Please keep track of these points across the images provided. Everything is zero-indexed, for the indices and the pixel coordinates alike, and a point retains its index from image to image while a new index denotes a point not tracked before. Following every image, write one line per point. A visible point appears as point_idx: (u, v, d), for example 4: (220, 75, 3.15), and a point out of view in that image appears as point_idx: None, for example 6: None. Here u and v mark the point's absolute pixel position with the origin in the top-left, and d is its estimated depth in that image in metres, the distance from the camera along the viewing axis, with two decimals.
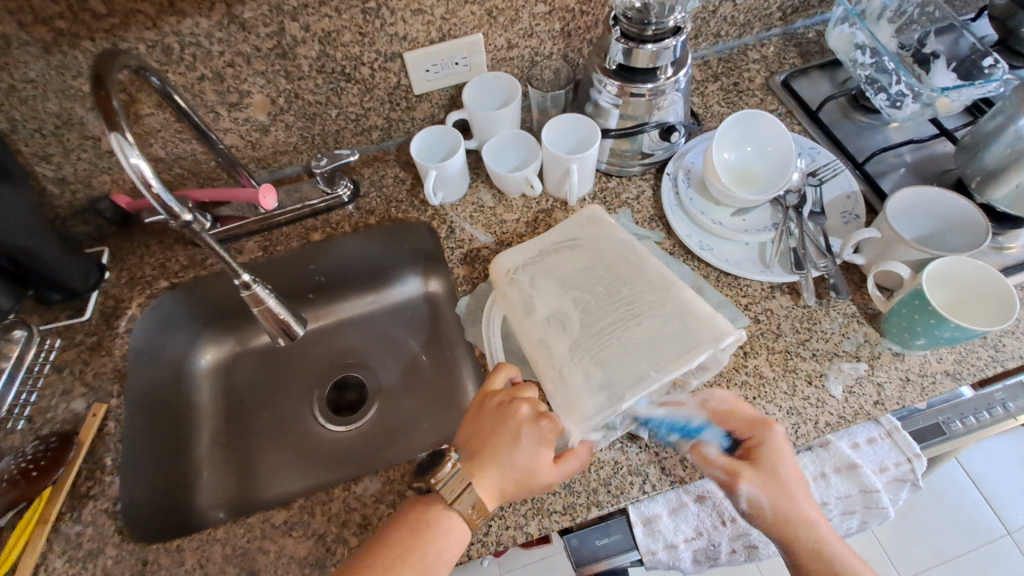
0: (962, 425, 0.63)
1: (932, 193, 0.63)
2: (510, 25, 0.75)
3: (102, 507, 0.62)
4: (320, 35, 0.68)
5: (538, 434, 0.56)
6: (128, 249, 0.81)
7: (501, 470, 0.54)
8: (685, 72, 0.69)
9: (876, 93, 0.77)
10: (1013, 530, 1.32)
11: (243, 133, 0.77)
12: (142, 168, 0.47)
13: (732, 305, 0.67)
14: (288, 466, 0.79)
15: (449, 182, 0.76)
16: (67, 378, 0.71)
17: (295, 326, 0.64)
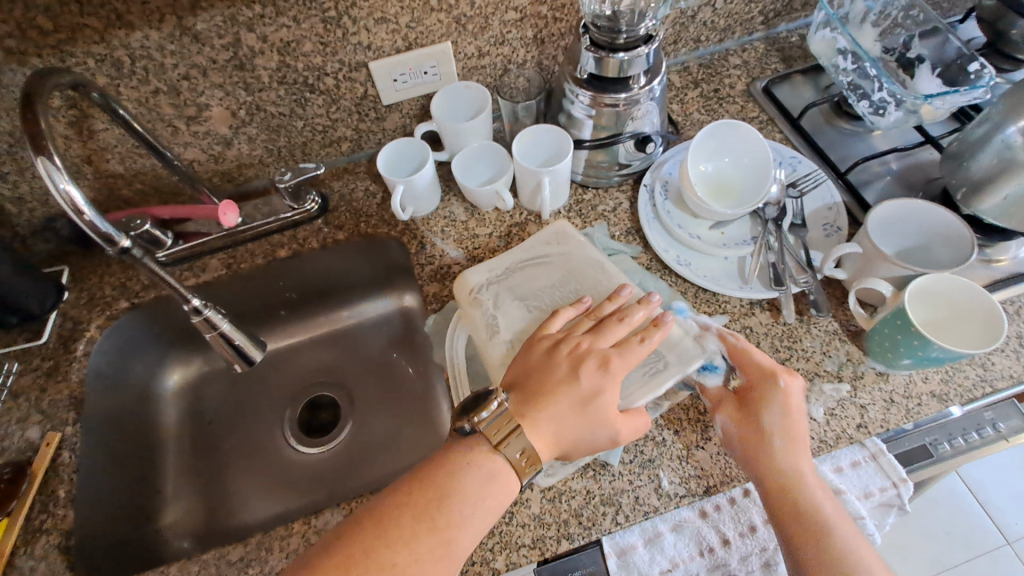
0: (950, 447, 0.59)
1: (915, 205, 0.60)
2: (480, 33, 0.72)
3: (54, 543, 0.60)
4: (279, 46, 0.65)
5: (494, 466, 0.50)
6: (90, 268, 0.78)
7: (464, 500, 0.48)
8: (659, 80, 0.66)
9: (858, 100, 0.74)
10: (1011, 540, 1.29)
11: (205, 147, 0.74)
12: (72, 194, 0.45)
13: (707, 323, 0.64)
14: (258, 491, 0.76)
15: (419, 196, 0.73)
16: (23, 405, 0.68)
17: (253, 351, 0.62)
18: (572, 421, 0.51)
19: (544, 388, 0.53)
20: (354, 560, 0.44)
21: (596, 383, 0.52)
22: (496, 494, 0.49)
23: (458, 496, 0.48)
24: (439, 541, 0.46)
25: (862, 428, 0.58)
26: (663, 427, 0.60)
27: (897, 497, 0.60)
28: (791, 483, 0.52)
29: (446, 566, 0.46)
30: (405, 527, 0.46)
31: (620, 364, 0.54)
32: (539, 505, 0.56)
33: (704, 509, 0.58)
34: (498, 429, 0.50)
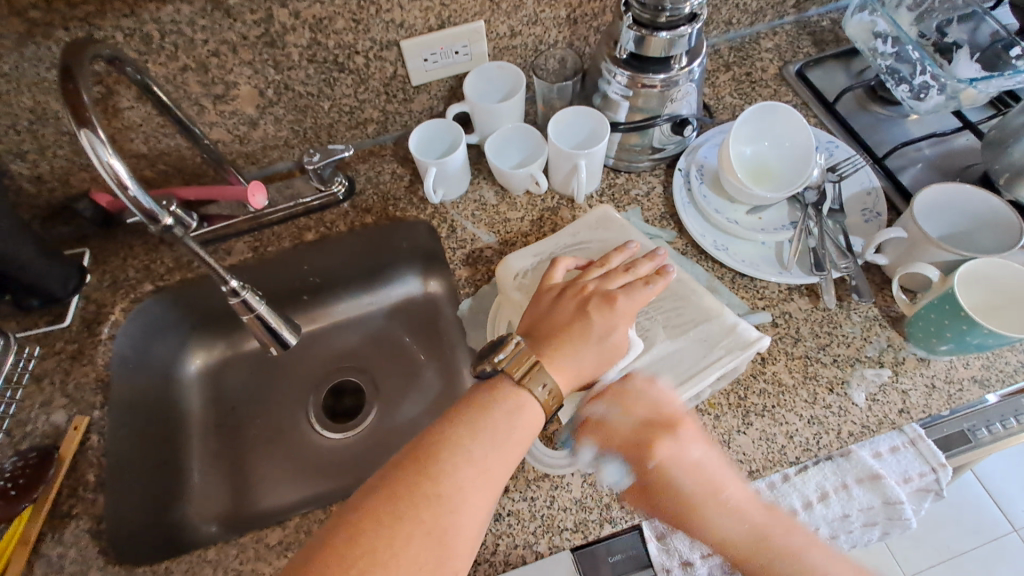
0: (989, 433, 0.59)
1: (962, 191, 0.60)
2: (514, 12, 0.70)
3: (85, 528, 0.58)
4: (311, 22, 0.64)
5: (514, 403, 0.49)
6: (112, 250, 0.77)
7: (489, 435, 0.47)
8: (699, 62, 0.65)
9: (897, 84, 0.73)
10: (1020, 527, 1.31)
11: (231, 127, 0.72)
12: (118, 169, 0.44)
13: (746, 307, 0.64)
14: (283, 476, 0.76)
15: (450, 179, 0.72)
16: (47, 388, 0.67)
17: (286, 333, 0.61)
18: (587, 353, 0.53)
19: (558, 329, 0.54)
20: (398, 500, 0.43)
21: (607, 319, 0.54)
22: (526, 427, 0.49)
23: (489, 427, 0.48)
24: (478, 473, 0.46)
25: (904, 414, 0.58)
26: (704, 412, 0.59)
27: (934, 482, 0.61)
28: (746, 545, 0.50)
29: (484, 492, 0.46)
30: (444, 462, 0.45)
31: (626, 301, 0.55)
32: (580, 489, 0.56)
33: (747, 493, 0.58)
34: (518, 363, 0.51)
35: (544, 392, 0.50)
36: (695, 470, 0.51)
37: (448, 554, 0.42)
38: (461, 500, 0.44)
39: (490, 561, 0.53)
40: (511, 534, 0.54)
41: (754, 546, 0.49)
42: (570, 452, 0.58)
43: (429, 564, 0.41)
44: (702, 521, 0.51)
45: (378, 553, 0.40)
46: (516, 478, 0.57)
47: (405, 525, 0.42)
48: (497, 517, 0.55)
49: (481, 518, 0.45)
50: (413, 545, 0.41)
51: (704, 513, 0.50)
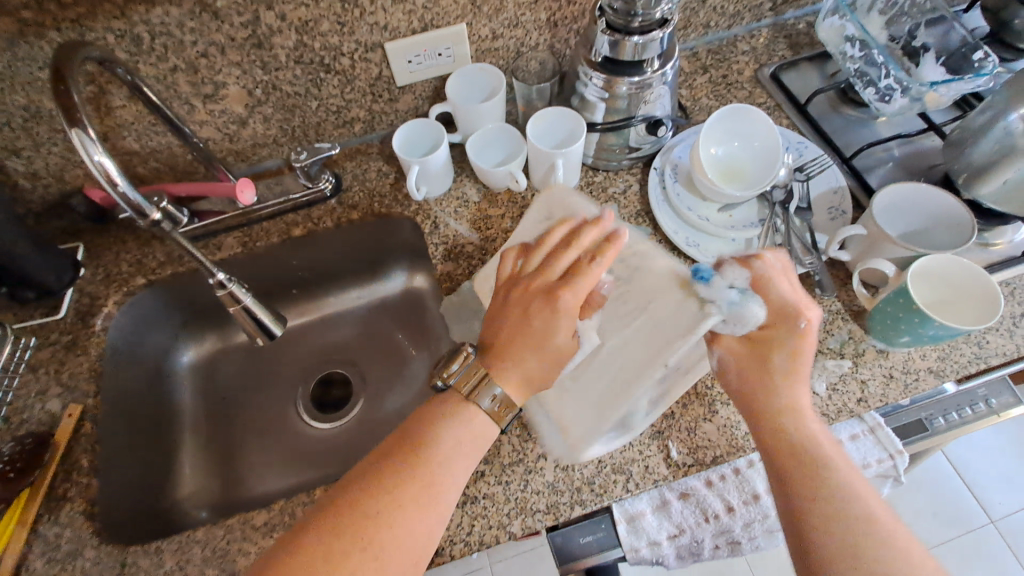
0: (944, 422, 0.63)
1: (920, 190, 0.63)
2: (494, 15, 0.73)
3: (79, 510, 0.61)
4: (297, 24, 0.66)
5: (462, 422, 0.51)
6: (105, 245, 0.79)
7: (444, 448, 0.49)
8: (672, 65, 0.67)
9: (864, 87, 0.76)
10: (995, 519, 1.34)
11: (220, 126, 0.75)
12: (108, 166, 0.46)
13: None
14: (272, 464, 0.78)
15: (433, 176, 0.74)
16: (42, 377, 0.69)
17: (273, 325, 0.63)
18: (532, 358, 0.52)
19: (505, 335, 0.53)
20: (338, 517, 0.45)
21: (549, 322, 0.52)
22: (473, 439, 0.51)
23: (435, 439, 0.50)
24: (418, 488, 0.47)
25: (862, 402, 0.60)
26: (672, 401, 0.62)
27: (892, 468, 0.64)
28: (800, 426, 0.51)
29: (450, 484, 0.49)
30: (384, 477, 0.47)
31: (571, 298, 0.52)
32: (553, 473, 0.59)
33: (709, 478, 0.62)
34: (467, 378, 0.52)
35: (491, 404, 0.51)
36: (794, 367, 0.52)
37: (385, 568, 0.44)
38: (400, 512, 0.46)
39: (466, 541, 0.56)
40: (486, 516, 0.57)
41: (802, 427, 0.51)
42: (544, 438, 0.61)
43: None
44: (764, 390, 0.53)
45: (316, 566, 0.43)
46: (492, 463, 0.59)
47: (342, 542, 0.44)
48: (473, 500, 0.58)
49: (450, 506, 0.49)
50: (351, 558, 0.43)
51: (792, 389, 0.52)
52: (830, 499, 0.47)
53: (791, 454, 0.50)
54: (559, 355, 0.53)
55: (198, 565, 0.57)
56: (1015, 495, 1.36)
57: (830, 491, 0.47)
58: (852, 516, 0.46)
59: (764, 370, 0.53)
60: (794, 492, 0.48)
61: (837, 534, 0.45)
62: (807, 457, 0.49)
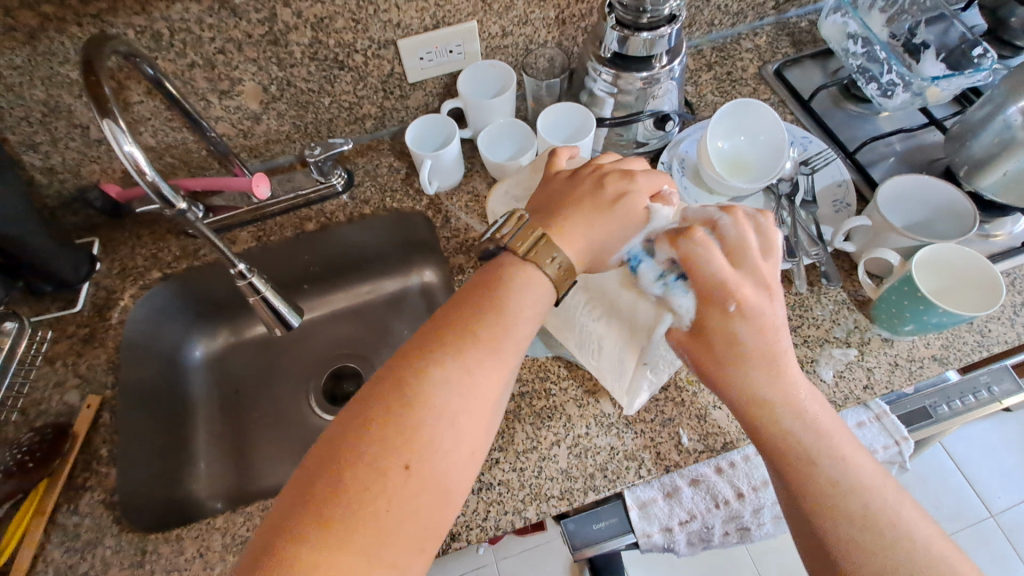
0: (948, 409, 0.65)
1: (923, 180, 0.64)
2: (505, 13, 0.74)
3: (99, 498, 0.62)
4: (313, 21, 0.67)
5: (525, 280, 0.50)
6: (120, 240, 0.80)
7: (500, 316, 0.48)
8: (679, 60, 0.69)
9: (867, 82, 0.77)
10: (995, 513, 1.36)
11: (235, 122, 0.76)
12: (136, 156, 0.47)
13: None
14: (284, 456, 0.79)
15: (445, 170, 0.76)
16: (60, 369, 0.70)
17: (291, 316, 0.64)
18: (601, 224, 0.53)
19: (567, 203, 0.54)
20: (402, 397, 0.43)
21: (621, 189, 0.55)
22: (534, 304, 0.50)
23: (495, 312, 0.48)
24: (484, 356, 0.47)
25: (868, 389, 0.62)
26: (682, 389, 0.63)
27: (898, 455, 0.65)
28: (773, 405, 0.48)
29: (495, 366, 0.47)
30: (445, 353, 0.46)
31: (645, 179, 0.56)
32: (566, 460, 0.60)
33: (719, 465, 0.63)
34: (522, 239, 0.52)
35: (554, 268, 0.51)
36: (761, 331, 0.49)
37: (459, 438, 0.44)
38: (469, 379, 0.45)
39: (482, 526, 0.57)
40: (502, 502, 0.58)
41: (789, 410, 0.48)
42: (557, 426, 0.62)
43: (444, 446, 0.43)
44: (745, 370, 0.49)
45: (389, 442, 0.42)
46: (506, 450, 0.61)
47: (413, 416, 0.43)
48: (488, 486, 0.59)
49: (494, 397, 0.47)
50: (427, 429, 0.43)
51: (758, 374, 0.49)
52: (832, 497, 0.44)
53: (788, 454, 0.46)
54: (627, 220, 0.54)
55: (218, 552, 0.58)
56: (1014, 489, 1.38)
57: (838, 486, 0.45)
58: (856, 506, 0.44)
59: (735, 349, 0.49)
60: (794, 487, 0.46)
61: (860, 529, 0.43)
62: (811, 457, 0.46)
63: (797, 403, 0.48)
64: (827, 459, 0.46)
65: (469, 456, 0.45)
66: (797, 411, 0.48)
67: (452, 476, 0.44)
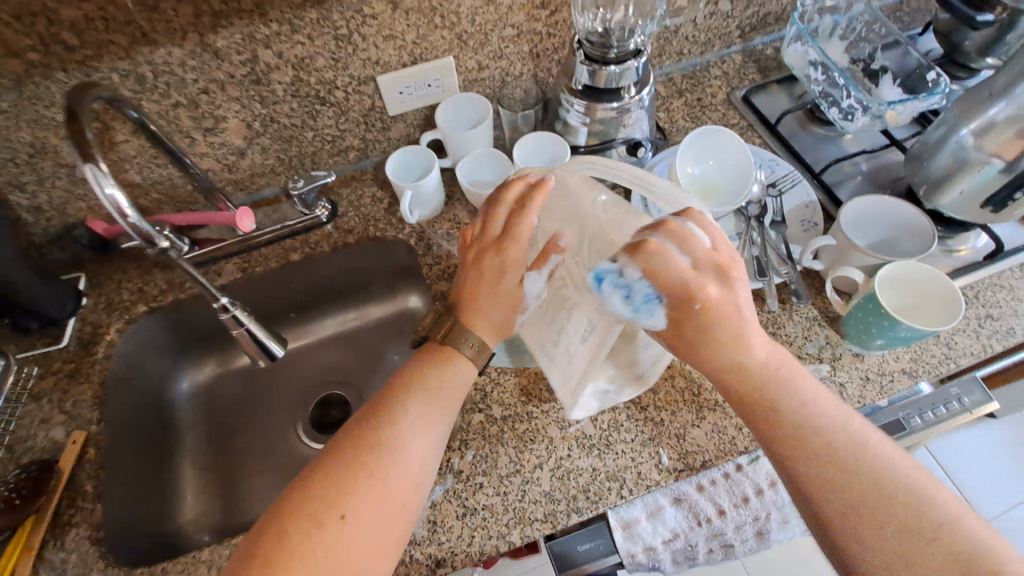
0: (921, 420, 0.66)
1: (885, 203, 0.67)
2: (480, 48, 0.77)
3: (84, 534, 0.62)
4: (293, 61, 0.70)
5: (437, 367, 0.55)
6: (106, 275, 0.81)
7: (422, 392, 0.53)
8: (648, 90, 0.71)
9: (829, 107, 0.81)
10: (987, 519, 1.36)
11: (220, 157, 0.78)
12: (118, 198, 0.49)
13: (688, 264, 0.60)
14: (271, 485, 0.79)
15: (426, 200, 0.78)
16: (45, 406, 0.70)
17: (274, 346, 0.65)
18: (497, 307, 0.56)
19: (467, 290, 0.57)
20: (347, 458, 0.48)
21: (497, 264, 0.56)
22: (455, 380, 0.55)
23: (428, 386, 0.54)
24: (412, 424, 0.51)
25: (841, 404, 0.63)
26: (661, 409, 0.64)
27: None
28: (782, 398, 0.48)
29: (422, 434, 0.51)
30: (381, 420, 0.51)
31: (511, 243, 0.55)
32: (548, 483, 0.61)
33: (702, 484, 0.64)
34: (440, 326, 0.57)
35: (471, 349, 0.56)
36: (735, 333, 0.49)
37: (397, 493, 0.48)
38: (404, 446, 0.50)
39: (467, 552, 0.58)
40: (486, 527, 0.59)
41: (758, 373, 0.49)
42: (539, 449, 0.63)
43: (379, 501, 0.47)
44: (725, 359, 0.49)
45: (328, 495, 0.46)
46: (490, 474, 0.61)
47: (349, 474, 0.47)
48: (472, 512, 0.59)
49: (419, 458, 0.50)
50: (367, 483, 0.47)
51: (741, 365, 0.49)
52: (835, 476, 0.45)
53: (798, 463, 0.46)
54: (512, 299, 0.56)
55: None
56: (1004, 493, 1.39)
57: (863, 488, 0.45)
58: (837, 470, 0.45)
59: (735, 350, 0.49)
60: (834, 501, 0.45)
61: (888, 529, 0.43)
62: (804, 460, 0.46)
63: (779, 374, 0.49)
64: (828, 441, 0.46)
65: (408, 512, 0.49)
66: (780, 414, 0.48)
67: (392, 528, 0.47)
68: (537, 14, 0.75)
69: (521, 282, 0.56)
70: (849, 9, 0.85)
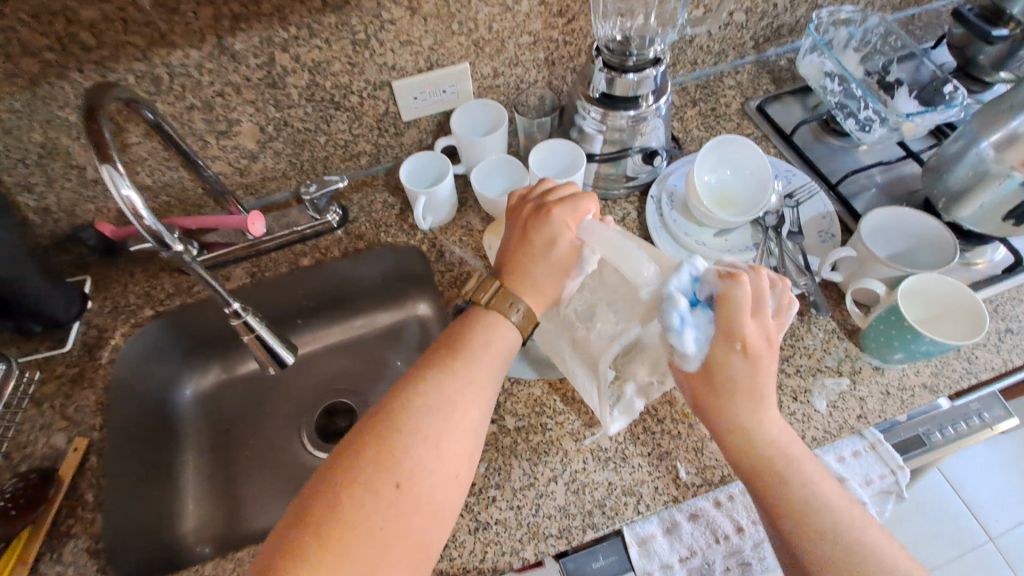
0: (941, 436, 0.65)
1: (906, 214, 0.67)
2: (496, 55, 0.77)
3: (85, 546, 0.60)
4: (310, 65, 0.69)
5: (488, 327, 0.56)
6: (113, 278, 0.80)
7: (475, 353, 0.54)
8: (665, 99, 0.71)
9: (845, 118, 0.81)
10: (994, 536, 1.35)
11: (231, 161, 0.77)
12: (134, 200, 0.48)
13: None
14: (275, 495, 0.77)
15: (439, 207, 0.77)
16: (48, 412, 0.69)
17: (285, 352, 0.64)
18: (545, 270, 0.58)
19: (516, 255, 0.59)
20: (394, 427, 0.48)
21: (546, 229, 0.58)
22: (504, 341, 0.56)
23: (466, 354, 0.54)
24: (453, 398, 0.51)
25: (862, 419, 0.62)
26: (678, 421, 0.63)
27: (894, 484, 0.65)
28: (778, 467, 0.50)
29: (465, 408, 0.51)
30: (411, 394, 0.50)
31: (560, 211, 0.58)
32: (563, 497, 0.59)
33: (718, 499, 0.63)
34: (484, 291, 0.58)
35: (518, 316, 0.57)
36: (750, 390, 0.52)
37: (445, 459, 0.48)
38: (450, 411, 0.50)
39: (480, 568, 0.56)
40: (499, 542, 0.57)
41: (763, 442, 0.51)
42: (554, 462, 0.61)
43: (429, 467, 0.47)
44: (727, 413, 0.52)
45: (374, 472, 0.46)
46: (503, 488, 0.60)
47: (394, 450, 0.47)
48: (485, 526, 0.58)
49: (464, 431, 0.51)
50: (415, 450, 0.47)
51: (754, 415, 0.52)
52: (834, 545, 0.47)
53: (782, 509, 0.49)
54: (562, 262, 0.58)
55: None
56: (1010, 511, 1.38)
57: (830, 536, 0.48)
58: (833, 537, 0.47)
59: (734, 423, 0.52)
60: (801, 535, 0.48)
61: None
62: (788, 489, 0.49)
63: (788, 453, 0.51)
64: (821, 512, 0.49)
65: (456, 478, 0.49)
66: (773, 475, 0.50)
67: (441, 496, 0.47)
68: (555, 21, 0.75)
69: (577, 246, 0.58)
70: (863, 22, 0.85)
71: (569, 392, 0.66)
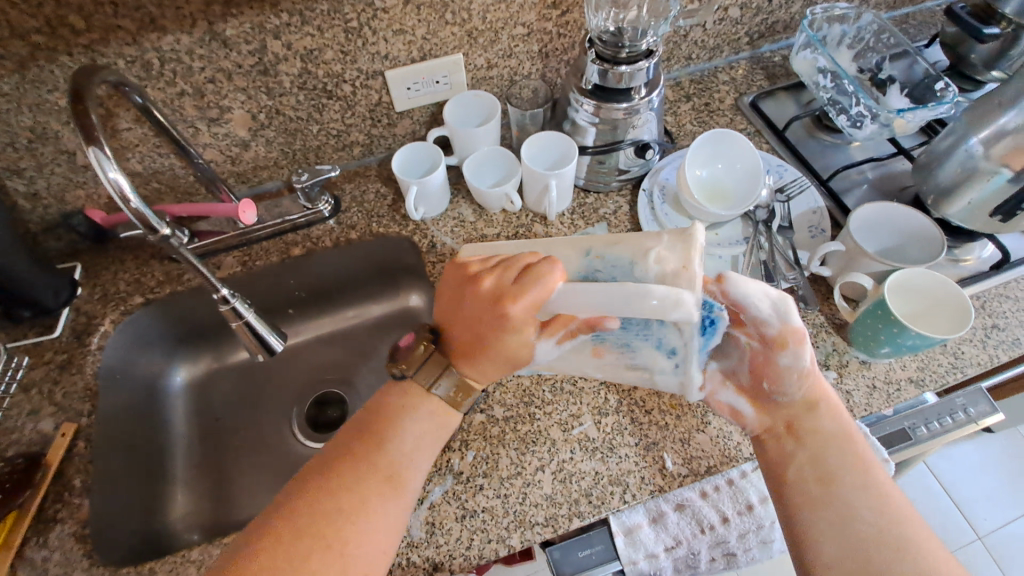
0: (927, 430, 0.65)
1: (893, 210, 0.68)
2: (490, 46, 0.77)
3: (70, 531, 0.60)
4: (302, 53, 0.69)
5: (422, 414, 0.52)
6: (102, 265, 0.80)
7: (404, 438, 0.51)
8: (658, 92, 0.71)
9: (838, 114, 0.81)
10: (983, 534, 1.36)
11: (223, 149, 0.77)
12: (121, 183, 0.48)
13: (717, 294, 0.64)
14: (265, 484, 0.77)
15: (430, 197, 0.77)
16: (35, 397, 0.69)
17: (273, 339, 0.64)
18: (492, 364, 0.52)
19: (464, 345, 0.52)
20: (293, 535, 0.45)
21: (499, 320, 0.50)
22: (431, 429, 0.52)
23: (405, 416, 0.52)
24: (384, 470, 0.49)
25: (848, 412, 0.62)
26: (666, 412, 0.63)
27: None
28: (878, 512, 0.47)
29: (395, 476, 0.50)
30: (346, 458, 0.49)
31: (523, 297, 0.49)
32: (550, 486, 0.59)
33: (704, 490, 0.63)
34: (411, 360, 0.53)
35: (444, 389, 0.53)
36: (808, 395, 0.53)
37: (348, 564, 0.45)
38: (359, 511, 0.47)
39: (466, 555, 0.56)
40: (486, 529, 0.57)
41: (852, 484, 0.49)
42: (541, 451, 0.62)
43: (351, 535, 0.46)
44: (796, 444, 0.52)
45: (295, 543, 0.44)
46: (490, 476, 0.60)
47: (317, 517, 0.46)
48: (472, 514, 0.58)
49: (394, 502, 0.49)
50: (316, 555, 0.44)
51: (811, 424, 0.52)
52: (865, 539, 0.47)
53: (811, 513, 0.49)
54: (514, 357, 0.52)
55: None
56: (1000, 509, 1.39)
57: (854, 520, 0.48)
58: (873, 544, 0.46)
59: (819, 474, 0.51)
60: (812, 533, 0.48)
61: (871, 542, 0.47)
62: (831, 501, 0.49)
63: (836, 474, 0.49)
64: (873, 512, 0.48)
65: (376, 555, 0.47)
66: (833, 481, 0.49)
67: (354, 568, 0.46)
68: (549, 13, 0.75)
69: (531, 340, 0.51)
70: (857, 20, 0.85)
71: (558, 383, 0.66)
